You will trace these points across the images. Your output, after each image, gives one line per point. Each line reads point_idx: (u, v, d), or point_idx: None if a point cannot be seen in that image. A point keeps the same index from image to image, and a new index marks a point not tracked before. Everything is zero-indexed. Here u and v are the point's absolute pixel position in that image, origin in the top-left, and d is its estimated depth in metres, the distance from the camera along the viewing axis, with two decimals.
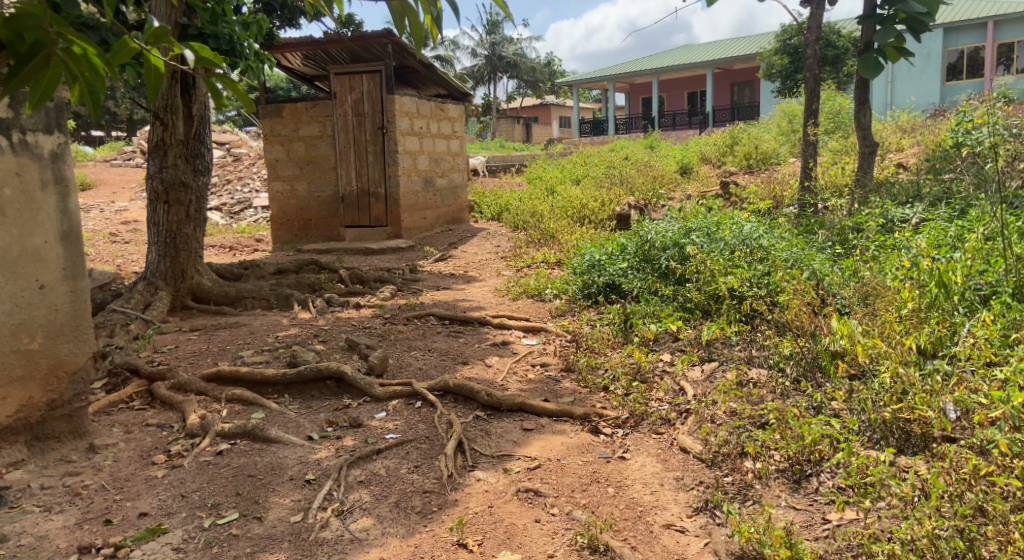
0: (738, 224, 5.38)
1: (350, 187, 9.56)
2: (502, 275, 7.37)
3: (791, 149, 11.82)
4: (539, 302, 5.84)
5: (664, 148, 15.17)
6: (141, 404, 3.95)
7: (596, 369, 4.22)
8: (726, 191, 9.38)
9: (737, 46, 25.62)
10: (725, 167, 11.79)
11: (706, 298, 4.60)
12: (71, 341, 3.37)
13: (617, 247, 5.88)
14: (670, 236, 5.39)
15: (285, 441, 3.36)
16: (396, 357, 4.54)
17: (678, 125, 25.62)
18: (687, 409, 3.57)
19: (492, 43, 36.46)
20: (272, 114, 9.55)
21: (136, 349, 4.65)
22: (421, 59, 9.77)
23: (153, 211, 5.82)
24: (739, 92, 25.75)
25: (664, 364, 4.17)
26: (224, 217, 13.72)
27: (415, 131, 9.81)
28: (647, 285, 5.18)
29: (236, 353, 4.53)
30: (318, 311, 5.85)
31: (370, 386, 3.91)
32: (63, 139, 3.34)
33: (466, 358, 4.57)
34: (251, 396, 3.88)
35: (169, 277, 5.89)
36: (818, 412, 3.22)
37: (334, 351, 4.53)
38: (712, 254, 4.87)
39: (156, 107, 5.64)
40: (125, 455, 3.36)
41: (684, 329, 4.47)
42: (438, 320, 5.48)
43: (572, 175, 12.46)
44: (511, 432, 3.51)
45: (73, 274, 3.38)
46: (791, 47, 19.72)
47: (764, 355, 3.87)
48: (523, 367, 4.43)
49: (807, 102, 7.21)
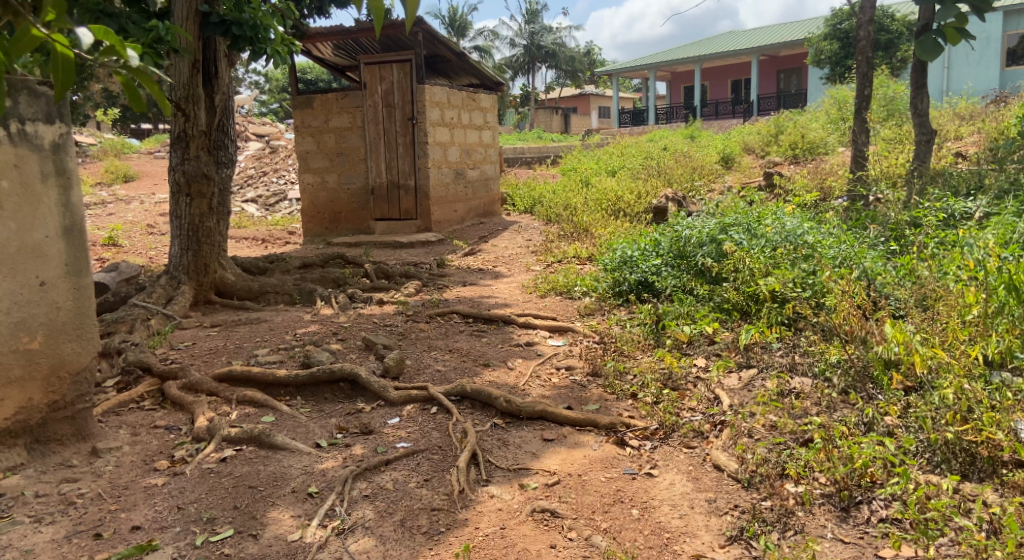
0: (782, 219, 5.03)
1: (380, 179, 9.41)
2: (532, 270, 7.13)
3: (840, 138, 11.28)
4: (567, 300, 5.60)
5: (705, 138, 14.70)
6: (151, 404, 3.82)
7: (624, 374, 3.96)
8: (770, 183, 8.95)
9: (784, 33, 24.80)
10: (769, 157, 11.32)
11: (745, 299, 4.30)
12: (74, 340, 3.24)
13: (650, 242, 5.58)
14: (706, 231, 5.08)
15: (291, 448, 3.18)
16: (415, 358, 4.34)
17: (720, 114, 24.95)
18: (721, 421, 3.29)
19: (533, 33, 36.59)
20: (303, 105, 9.44)
21: (152, 346, 4.54)
22: (452, 47, 9.56)
23: (176, 204, 5.72)
24: (785, 80, 24.92)
25: (698, 370, 3.89)
26: (260, 209, 13.76)
27: (446, 122, 9.62)
28: (681, 284, 4.88)
29: (251, 352, 4.39)
30: (340, 307, 5.70)
31: (384, 389, 3.72)
32: (65, 129, 3.21)
33: (487, 360, 4.36)
34: (262, 397, 3.73)
35: (191, 271, 5.79)
36: (870, 429, 2.92)
37: (351, 351, 4.36)
38: (752, 251, 4.54)
39: (178, 98, 5.53)
40: (128, 459, 3.23)
41: (721, 332, 4.18)
42: (461, 318, 5.27)
43: (608, 166, 12.12)
44: (530, 443, 3.28)
45: (76, 270, 3.25)
46: (841, 32, 18.96)
47: (809, 362, 3.56)
48: (546, 371, 4.19)
49: (858, 87, 6.77)
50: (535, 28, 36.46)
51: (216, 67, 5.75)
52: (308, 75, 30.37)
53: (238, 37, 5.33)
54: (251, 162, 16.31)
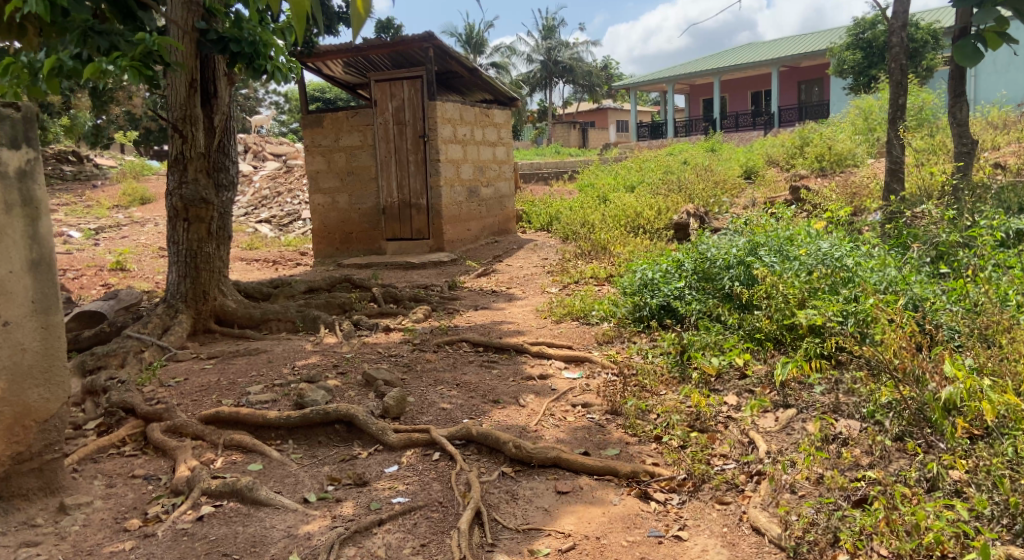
0: (816, 239, 4.63)
1: (392, 199, 9.15)
2: (547, 292, 6.79)
3: (868, 150, 10.86)
4: (584, 326, 5.25)
5: (727, 151, 14.28)
6: (132, 449, 3.53)
7: (647, 413, 3.59)
8: (796, 197, 8.57)
9: (806, 43, 24.34)
10: (795, 170, 10.91)
11: (778, 328, 3.90)
12: (42, 385, 2.95)
13: (673, 263, 5.21)
14: (734, 253, 4.69)
15: (275, 505, 2.86)
16: (419, 394, 4.00)
17: (741, 126, 24.50)
18: (758, 472, 2.92)
19: (549, 48, 36.47)
20: (312, 124, 9.22)
21: (140, 383, 4.25)
22: (464, 62, 9.30)
23: (173, 229, 5.46)
24: (807, 90, 24.44)
25: (730, 409, 3.51)
26: (273, 230, 13.59)
27: (459, 138, 9.36)
28: (706, 310, 4.51)
29: (244, 388, 4.09)
30: (343, 335, 5.39)
31: (382, 432, 3.40)
32: (33, 155, 2.96)
33: (497, 396, 4.01)
34: (250, 442, 3.43)
35: (190, 298, 5.53)
36: (933, 488, 2.55)
37: (350, 387, 4.03)
38: (785, 275, 4.14)
39: (175, 118, 5.30)
40: (97, 517, 2.92)
41: (753, 364, 3.80)
42: (471, 347, 4.95)
43: (627, 181, 11.77)
44: (542, 496, 2.92)
45: (44, 307, 2.96)
46: (864, 41, 18.56)
47: (856, 403, 3.18)
48: (561, 408, 3.84)
49: (892, 96, 6.37)
50: (551, 44, 36.36)
51: (215, 85, 5.51)
52: (326, 95, 30.51)
53: (237, 54, 5.06)
54: (266, 181, 16.16)
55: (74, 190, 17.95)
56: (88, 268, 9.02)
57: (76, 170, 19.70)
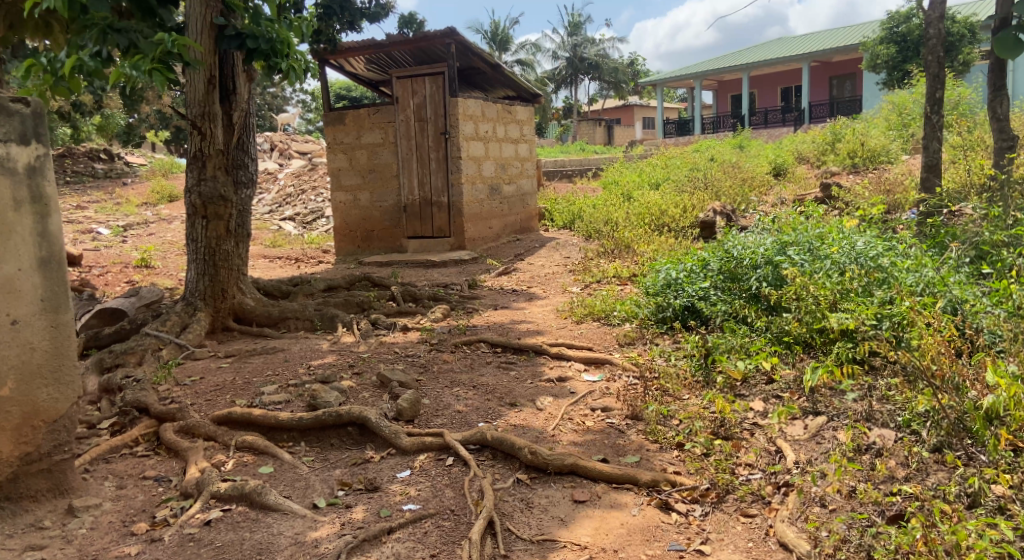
0: (848, 237, 4.45)
1: (413, 196, 9.09)
2: (569, 292, 6.67)
3: (901, 146, 10.55)
4: (605, 326, 5.12)
5: (755, 148, 14.00)
6: (145, 450, 3.49)
7: (669, 419, 3.46)
8: (826, 195, 8.34)
9: (837, 37, 23.82)
10: (826, 167, 10.63)
11: (808, 331, 3.74)
12: (51, 385, 2.92)
13: (698, 262, 5.07)
14: (762, 252, 4.53)
15: (284, 510, 2.79)
16: (434, 397, 3.92)
17: (769, 122, 24.07)
18: (785, 484, 2.77)
19: (575, 45, 36.24)
20: (335, 122, 9.19)
21: (156, 382, 4.22)
22: (486, 58, 9.20)
23: (192, 227, 5.42)
24: (838, 86, 23.94)
25: (755, 416, 3.37)
26: (297, 227, 13.65)
27: (481, 135, 9.27)
28: (732, 311, 4.35)
29: (258, 388, 4.04)
30: (361, 335, 5.33)
31: (395, 435, 3.31)
32: (42, 150, 2.92)
33: (514, 399, 3.91)
34: (262, 444, 3.37)
35: (208, 296, 5.51)
36: (976, 504, 2.39)
37: (364, 388, 3.95)
38: (815, 275, 3.97)
39: (194, 115, 5.26)
40: (105, 520, 2.88)
41: (780, 368, 3.65)
42: (489, 347, 4.85)
43: (651, 179, 11.58)
44: (558, 505, 2.81)
45: (53, 306, 2.92)
46: (898, 35, 18.11)
47: (891, 412, 3.02)
48: (580, 412, 3.72)
49: (929, 90, 6.13)
50: (577, 41, 36.11)
51: (234, 81, 5.48)
52: (352, 94, 30.64)
53: (253, 51, 5.01)
54: (290, 179, 16.23)
55: (105, 188, 18.21)
56: (113, 265, 9.09)
57: (107, 168, 20.01)
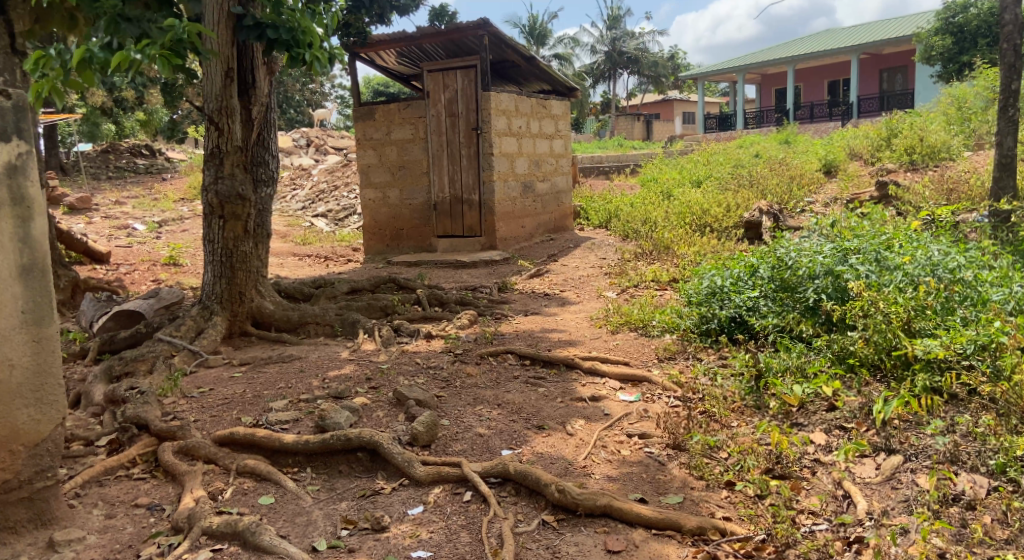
0: (920, 246, 3.98)
1: (443, 194, 8.79)
2: (604, 297, 6.26)
3: (964, 143, 9.86)
4: (643, 338, 4.71)
5: (802, 143, 13.34)
6: (142, 472, 3.24)
7: (717, 452, 3.07)
8: (883, 194, 7.78)
9: (889, 28, 22.78)
10: (881, 164, 10.01)
11: (877, 353, 3.29)
12: (32, 406, 2.66)
13: (746, 268, 4.65)
14: (821, 261, 4.05)
15: (278, 553, 2.48)
16: (454, 417, 3.58)
17: (816, 116, 23.17)
18: (857, 540, 2.37)
19: (614, 38, 35.55)
20: (364, 117, 8.93)
21: (162, 393, 3.98)
22: (521, 51, 8.84)
23: (209, 227, 5.18)
24: (889, 79, 22.93)
25: (817, 451, 2.95)
26: (329, 224, 13.48)
27: (514, 131, 8.91)
28: (786, 327, 3.92)
29: (267, 404, 3.75)
30: (382, 342, 5.03)
31: (408, 463, 2.99)
32: (25, 148, 2.64)
33: (542, 421, 3.55)
34: (265, 469, 3.08)
35: (225, 300, 5.26)
36: None
37: (380, 406, 3.63)
38: (884, 288, 3.52)
39: (210, 109, 5.01)
40: (87, 556, 2.62)
41: (844, 394, 3.22)
42: (518, 359, 4.49)
43: (693, 176, 11.06)
44: (589, 554, 2.45)
45: (36, 319, 2.64)
46: (955, 25, 17.21)
47: (981, 454, 2.60)
48: (615, 438, 3.35)
49: (1004, 81, 5.54)
50: (616, 34, 35.41)
51: (253, 75, 5.17)
52: (390, 90, 30.55)
53: (273, 41, 4.72)
54: (324, 175, 16.07)
55: (145, 183, 18.36)
56: (142, 263, 8.98)
57: (148, 163, 20.20)
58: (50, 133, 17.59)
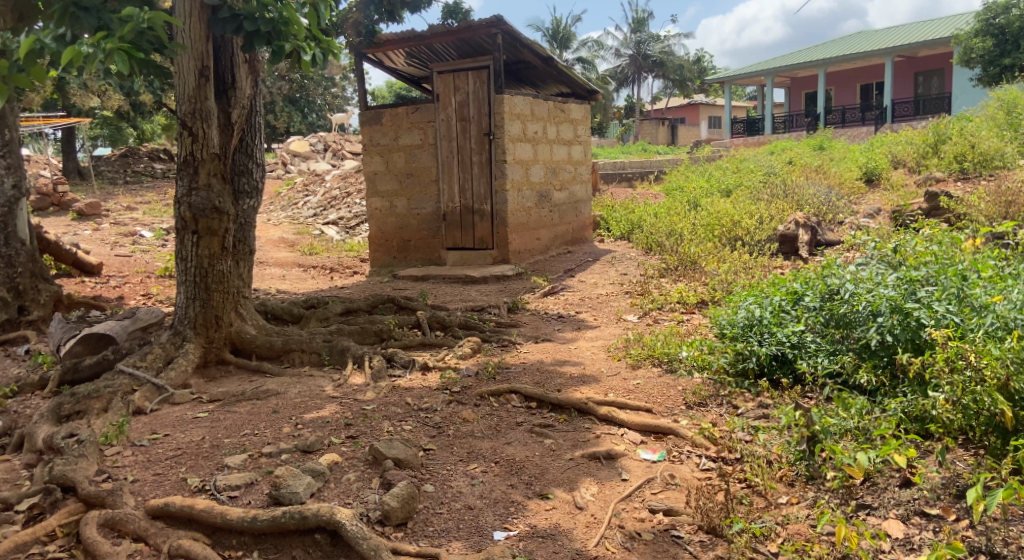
0: (1005, 283, 3.32)
1: (453, 204, 8.21)
2: (625, 321, 5.63)
3: (1018, 150, 9.06)
4: (668, 376, 4.05)
5: (837, 150, 12.57)
6: (60, 550, 2.67)
7: (764, 544, 2.48)
8: (934, 207, 7.05)
9: (927, 30, 21.79)
10: (928, 172, 9.25)
11: (965, 419, 2.67)
12: None
13: (789, 296, 4.01)
14: (886, 294, 3.39)
15: None
16: (441, 480, 2.97)
17: (848, 121, 22.25)
18: None
19: (638, 42, 34.77)
20: (370, 121, 8.36)
21: (106, 441, 3.41)
22: (538, 50, 8.25)
23: (181, 243, 4.59)
24: (925, 82, 21.94)
25: (894, 549, 2.32)
26: (340, 232, 13.00)
27: (529, 137, 8.33)
28: (841, 373, 3.30)
29: (222, 459, 3.18)
30: (371, 376, 4.42)
31: (375, 552, 2.40)
32: None
33: (546, 488, 2.93)
34: (200, 552, 2.50)
35: (200, 325, 4.69)
36: None
37: (352, 467, 3.04)
38: (972, 338, 2.88)
39: (184, 112, 4.43)
40: None
41: (922, 466, 2.60)
42: (522, 401, 3.86)
43: (721, 184, 10.37)
44: None
45: None
46: (996, 27, 16.33)
47: None
48: (636, 516, 2.73)
49: None
50: (641, 38, 34.70)
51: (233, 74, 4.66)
52: (410, 94, 30.11)
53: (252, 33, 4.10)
54: (337, 182, 15.58)
55: (161, 189, 18.06)
56: (137, 274, 8.52)
57: (166, 168, 19.93)
58: (68, 137, 17.36)
